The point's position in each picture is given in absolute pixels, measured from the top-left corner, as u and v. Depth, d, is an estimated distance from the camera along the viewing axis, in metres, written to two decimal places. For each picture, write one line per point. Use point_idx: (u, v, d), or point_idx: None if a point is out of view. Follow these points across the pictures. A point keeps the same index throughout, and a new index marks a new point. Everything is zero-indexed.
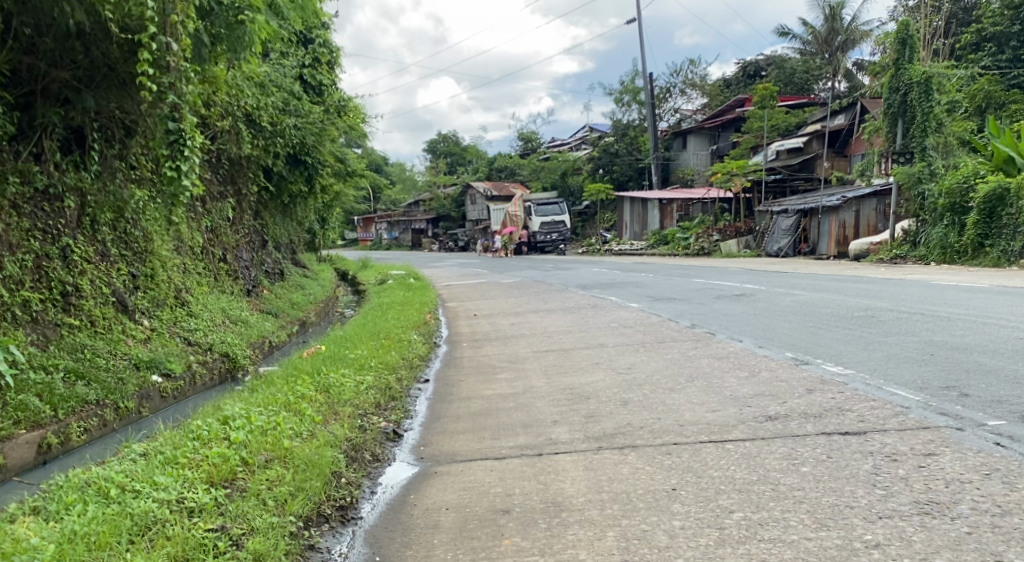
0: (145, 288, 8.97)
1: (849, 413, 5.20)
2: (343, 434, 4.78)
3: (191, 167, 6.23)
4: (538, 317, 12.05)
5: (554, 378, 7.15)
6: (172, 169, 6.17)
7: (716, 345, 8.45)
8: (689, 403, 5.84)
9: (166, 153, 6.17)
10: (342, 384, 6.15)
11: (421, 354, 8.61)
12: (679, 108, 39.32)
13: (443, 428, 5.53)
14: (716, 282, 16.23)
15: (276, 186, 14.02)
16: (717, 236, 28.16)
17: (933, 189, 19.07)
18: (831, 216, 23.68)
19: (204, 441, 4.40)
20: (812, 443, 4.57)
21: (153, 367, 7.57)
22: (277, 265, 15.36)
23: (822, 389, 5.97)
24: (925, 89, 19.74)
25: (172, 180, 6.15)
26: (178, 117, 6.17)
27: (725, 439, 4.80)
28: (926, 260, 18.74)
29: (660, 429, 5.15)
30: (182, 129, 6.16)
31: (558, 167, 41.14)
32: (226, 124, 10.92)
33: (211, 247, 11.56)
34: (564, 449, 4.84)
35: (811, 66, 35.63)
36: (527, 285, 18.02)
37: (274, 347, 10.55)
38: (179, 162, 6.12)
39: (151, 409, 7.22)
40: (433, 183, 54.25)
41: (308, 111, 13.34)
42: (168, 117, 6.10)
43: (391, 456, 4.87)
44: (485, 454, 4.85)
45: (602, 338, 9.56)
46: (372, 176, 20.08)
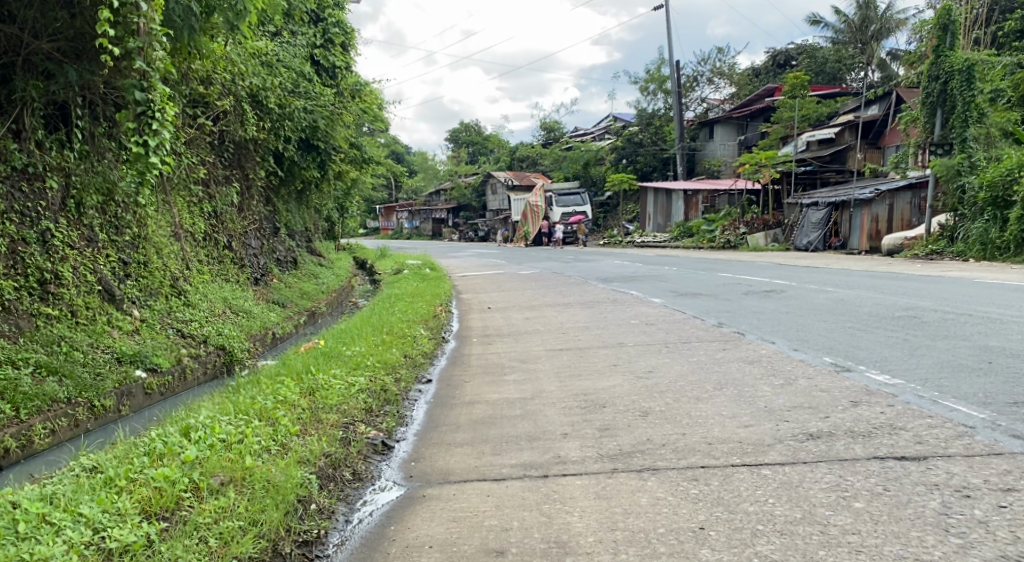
0: (137, 276, 8.41)
1: (904, 432, 4.53)
2: (319, 448, 4.18)
3: (160, 142, 5.64)
4: (554, 311, 11.43)
5: (567, 380, 6.53)
6: (138, 144, 5.58)
7: (746, 347, 7.78)
8: (717, 415, 5.19)
9: (134, 127, 5.58)
10: (332, 386, 5.55)
11: (426, 351, 8.00)
12: (706, 97, 38.41)
13: (439, 439, 4.92)
14: (742, 277, 15.50)
15: (288, 172, 13.48)
16: (744, 228, 27.25)
17: (972, 182, 18.24)
18: (863, 209, 22.70)
19: (156, 456, 3.83)
20: (863, 470, 3.91)
21: (137, 361, 7.00)
22: (290, 253, 14.81)
23: (868, 402, 5.29)
24: (967, 78, 18.73)
25: (140, 157, 5.58)
26: (148, 86, 5.62)
27: (760, 462, 4.14)
28: (963, 256, 17.85)
29: (685, 447, 4.50)
30: (152, 100, 5.59)
31: (580, 157, 40.40)
32: (228, 104, 10.30)
33: (215, 234, 11.02)
34: (573, 470, 4.21)
35: (843, 55, 34.74)
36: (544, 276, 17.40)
37: (278, 339, 9.96)
38: (146, 137, 5.53)
39: (133, 408, 6.64)
40: (454, 172, 53.63)
41: (319, 94, 12.69)
42: (137, 87, 5.52)
43: (375, 473, 4.27)
44: (483, 474, 4.24)
45: (621, 336, 8.92)
46: (390, 164, 19.50)
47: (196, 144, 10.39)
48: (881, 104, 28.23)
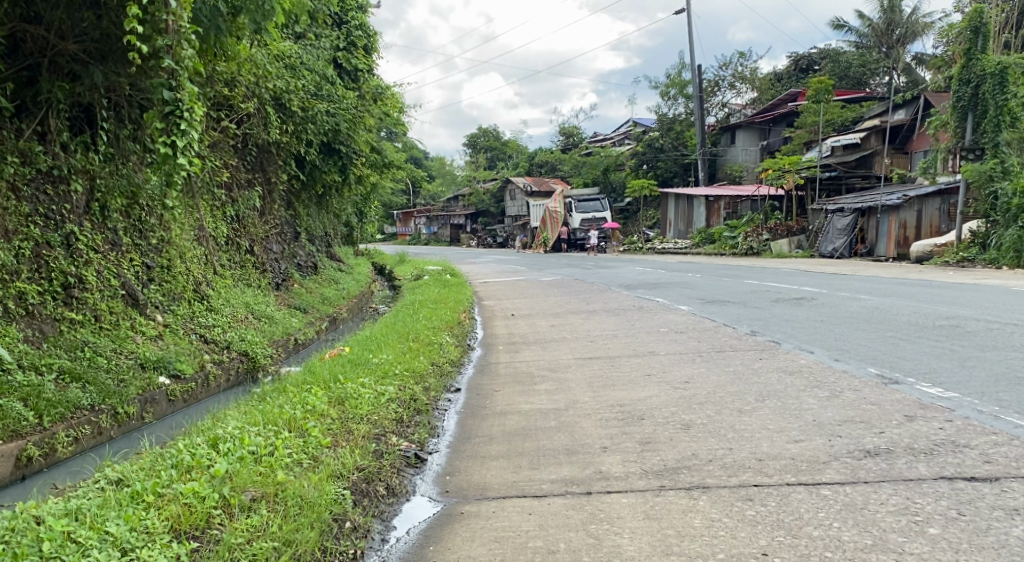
0: (160, 281, 8.28)
1: (969, 450, 4.31)
2: (353, 461, 3.99)
3: (189, 142, 5.50)
4: (580, 318, 11.20)
5: (601, 391, 6.31)
6: (165, 145, 5.42)
7: (784, 356, 7.53)
8: (763, 429, 4.94)
9: (161, 127, 5.44)
10: (360, 395, 5.36)
11: (452, 359, 7.79)
12: (727, 102, 38.04)
13: (473, 452, 4.72)
14: (770, 284, 15.18)
15: (310, 176, 13.36)
16: (767, 234, 26.72)
17: (1005, 188, 17.80)
18: (890, 215, 22.31)
19: (184, 469, 3.64)
20: (930, 492, 3.69)
21: (161, 367, 6.86)
22: (310, 257, 14.65)
23: (923, 417, 5.04)
24: (999, 81, 18.28)
25: (167, 158, 5.43)
26: (176, 86, 5.47)
27: (817, 481, 3.91)
28: (996, 264, 17.45)
29: (734, 464, 4.27)
30: (180, 100, 5.43)
31: (600, 163, 40.15)
32: (253, 107, 10.14)
33: (237, 239, 10.89)
34: (617, 486, 4.01)
35: (868, 60, 34.07)
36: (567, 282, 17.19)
37: (300, 345, 9.81)
38: (174, 137, 5.37)
39: (156, 415, 6.50)
40: (472, 178, 53.52)
41: (342, 98, 12.57)
42: (165, 86, 5.38)
43: (410, 488, 4.07)
44: (521, 489, 4.03)
45: (652, 344, 8.67)
46: (410, 169, 19.35)
47: (220, 148, 10.26)
48: (908, 108, 27.75)
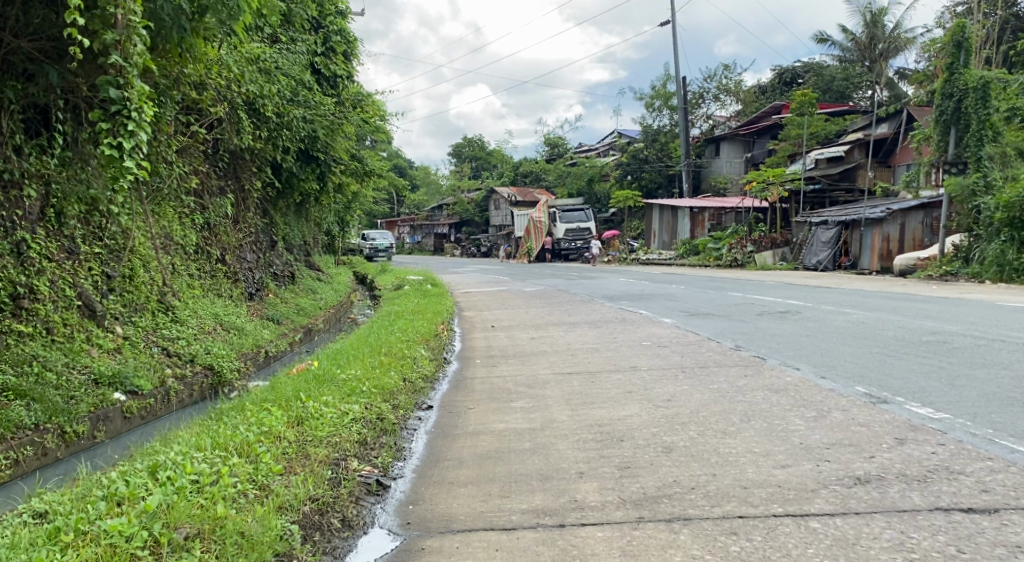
0: (122, 291, 7.91)
1: (965, 477, 4.06)
2: (305, 491, 3.72)
3: (136, 144, 5.21)
4: (561, 331, 10.91)
5: (579, 409, 6.02)
6: (110, 147, 5.14)
7: (769, 373, 7.27)
8: (748, 452, 4.68)
9: (107, 128, 5.13)
10: (322, 415, 5.05)
11: (427, 374, 7.49)
12: (711, 114, 38.01)
13: (440, 477, 4.43)
14: (754, 296, 14.97)
15: (286, 184, 13.05)
16: (751, 246, 26.61)
17: (988, 202, 17.74)
18: (873, 228, 22.20)
19: (114, 500, 3.32)
20: (927, 525, 3.43)
21: (117, 383, 6.49)
22: (287, 267, 14.28)
23: (915, 440, 4.79)
24: (981, 96, 18.19)
25: (112, 160, 5.14)
26: (124, 85, 5.17)
27: (806, 512, 3.65)
28: (979, 278, 17.37)
29: (718, 492, 4.00)
30: (129, 99, 5.12)
31: (585, 174, 40.05)
32: (222, 112, 9.63)
33: (207, 247, 10.55)
34: (593, 517, 3.73)
35: (851, 74, 34.37)
36: (549, 292, 16.94)
37: (272, 357, 9.48)
38: (120, 139, 5.08)
39: (110, 434, 6.16)
40: (457, 188, 53.31)
41: (319, 104, 12.29)
42: (111, 84, 5.07)
43: (368, 519, 3.78)
44: (489, 520, 3.75)
45: (633, 358, 8.41)
46: (392, 177, 19.05)
47: (189, 154, 9.91)
48: (891, 123, 27.76)
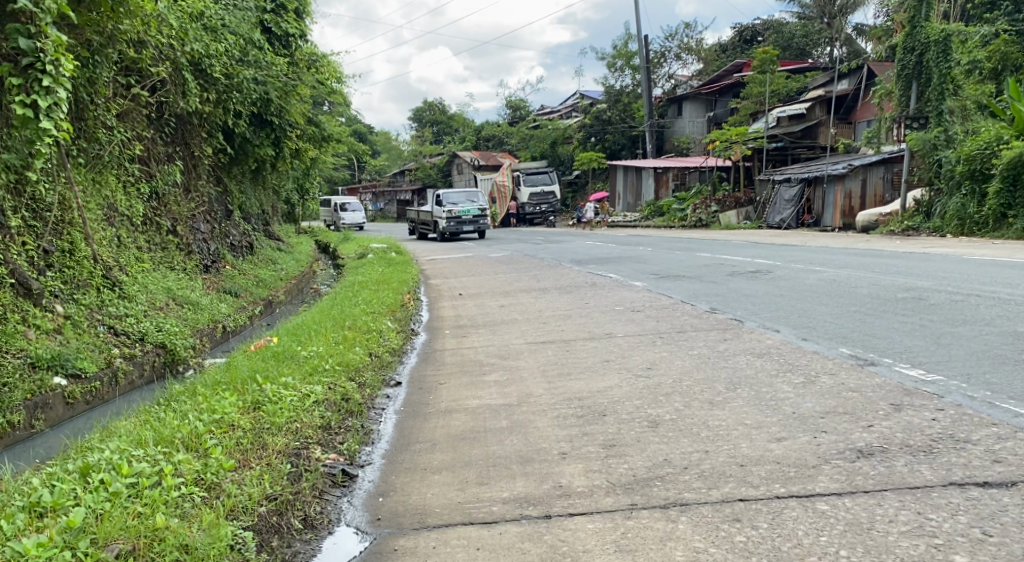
0: (61, 267, 7.40)
1: (973, 446, 3.81)
2: (260, 490, 3.34)
3: (54, 101, 4.73)
4: (531, 297, 10.56)
5: (556, 381, 5.70)
6: (24, 105, 4.64)
7: (748, 337, 7.00)
8: (740, 425, 4.39)
9: (19, 82, 4.62)
10: (281, 399, 4.64)
11: (394, 347, 7.11)
12: (673, 74, 37.59)
13: (412, 462, 4.07)
14: (723, 256, 14.78)
15: (240, 150, 12.47)
16: (715, 207, 26.53)
17: (949, 156, 17.68)
18: (836, 184, 22.13)
19: (35, 512, 2.92)
20: (944, 504, 3.17)
21: (57, 366, 6.01)
22: (244, 237, 13.68)
23: (912, 406, 4.55)
24: (943, 49, 17.96)
25: (28, 120, 4.67)
26: (36, 33, 4.66)
27: (812, 492, 3.37)
28: (941, 232, 17.40)
29: (713, 472, 3.70)
30: (43, 48, 4.61)
31: (547, 136, 39.50)
32: (164, 72, 8.87)
33: (157, 218, 9.99)
34: (581, 505, 3.41)
35: (811, 30, 34.04)
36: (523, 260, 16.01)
37: (229, 333, 9.00)
38: (36, 96, 4.58)
39: (51, 422, 5.70)
40: (418, 153, 52.45)
41: (270, 64, 11.76)
42: (21, 32, 4.58)
43: (333, 516, 3.42)
44: (467, 513, 3.40)
45: (608, 325, 8.09)
46: (351, 142, 18.41)
47: (130, 118, 9.28)
48: (851, 79, 27.59)
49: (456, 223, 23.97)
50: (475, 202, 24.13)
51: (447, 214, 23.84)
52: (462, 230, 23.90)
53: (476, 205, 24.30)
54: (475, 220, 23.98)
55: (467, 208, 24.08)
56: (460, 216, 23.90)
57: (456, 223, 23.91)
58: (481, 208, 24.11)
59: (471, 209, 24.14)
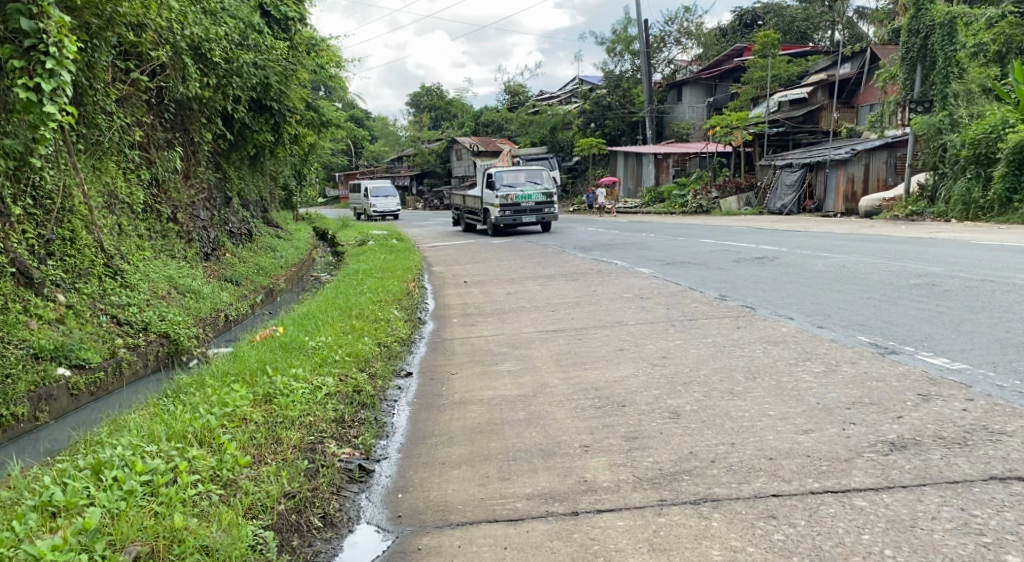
0: (62, 255, 7.25)
1: (1008, 438, 3.71)
2: (278, 487, 3.22)
3: (58, 86, 4.60)
4: (537, 285, 10.43)
5: (570, 371, 5.59)
6: (27, 89, 4.50)
7: (762, 324, 6.88)
8: (764, 416, 4.28)
9: (19, 65, 4.48)
10: (292, 391, 4.52)
11: (402, 336, 6.99)
12: (673, 58, 37.40)
13: (430, 457, 3.95)
14: (727, 242, 14.64)
15: (238, 136, 12.39)
16: (716, 192, 26.40)
17: (954, 140, 17.54)
18: (838, 169, 21.99)
19: (47, 512, 2.80)
20: (988, 500, 3.07)
21: (60, 357, 5.88)
22: (244, 224, 13.48)
23: (940, 396, 4.44)
24: (948, 32, 17.78)
25: (30, 104, 4.53)
26: (38, 14, 4.52)
27: (848, 487, 3.26)
28: (945, 217, 17.30)
29: (742, 465, 3.59)
30: (44, 31, 4.46)
31: (547, 122, 39.26)
32: (164, 56, 8.68)
33: (157, 205, 9.83)
34: (608, 500, 3.31)
35: (812, 14, 33.90)
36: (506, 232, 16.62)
37: (232, 322, 8.85)
38: (39, 80, 4.44)
39: (55, 414, 5.58)
40: (416, 139, 52.15)
41: (272, 48, 11.60)
42: (22, 13, 4.43)
43: (353, 514, 3.32)
44: (491, 510, 3.30)
45: (617, 313, 7.96)
46: (350, 128, 18.23)
47: (130, 103, 9.11)
48: (854, 63, 27.39)
49: (514, 213, 18.46)
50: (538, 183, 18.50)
51: (501, 201, 18.29)
52: (520, 223, 18.03)
53: (537, 186, 18.61)
54: (537, 208, 18.12)
55: (527, 191, 18.47)
56: (517, 205, 18.23)
57: (512, 215, 18.11)
58: (545, 192, 18.62)
59: (533, 191, 18.52)
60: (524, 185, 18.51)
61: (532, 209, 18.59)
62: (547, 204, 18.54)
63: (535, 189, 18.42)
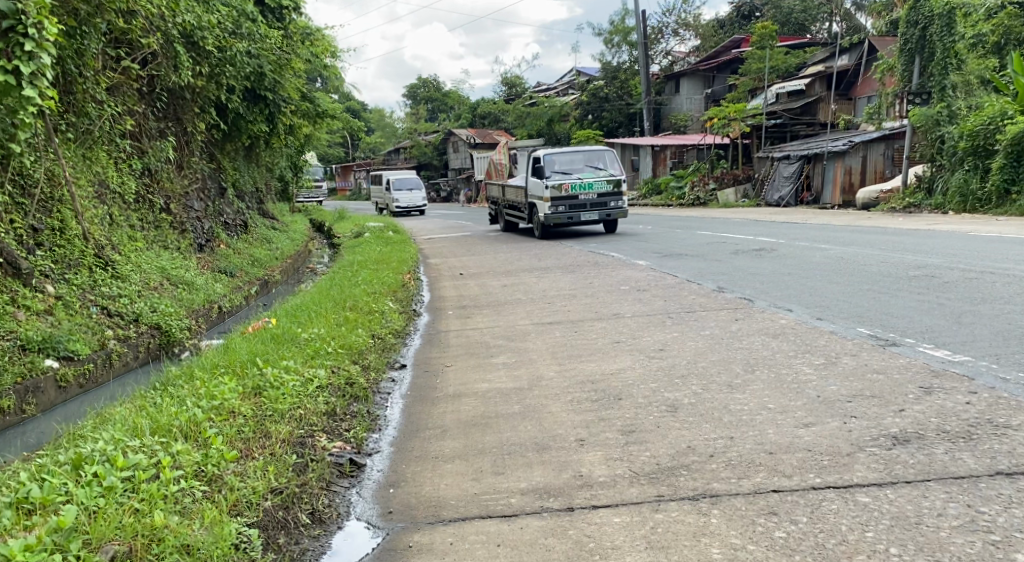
0: (51, 246, 7.12)
1: (1014, 432, 3.63)
2: (264, 483, 3.14)
3: (37, 69, 4.51)
4: (534, 277, 10.33)
5: (566, 363, 5.50)
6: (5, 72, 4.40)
7: (761, 316, 6.80)
8: (763, 409, 4.20)
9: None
10: (282, 383, 4.43)
11: (396, 328, 6.90)
12: (670, 50, 37.20)
13: (422, 451, 3.86)
14: (724, 234, 14.55)
15: (232, 126, 12.26)
16: (713, 184, 26.37)
17: (952, 131, 17.44)
18: (836, 161, 21.90)
19: (23, 509, 2.71)
20: (994, 496, 3.00)
21: (47, 348, 5.78)
22: (240, 216, 13.35)
23: (943, 389, 4.35)
24: (947, 22, 17.51)
25: (10, 89, 4.43)
26: None
27: (850, 482, 3.18)
28: (942, 209, 17.21)
29: (742, 459, 3.51)
30: (23, 12, 4.36)
31: (544, 114, 39.10)
32: (154, 44, 8.55)
33: (150, 195, 9.71)
34: (604, 496, 3.23)
35: (810, 5, 33.72)
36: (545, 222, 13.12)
37: (225, 313, 8.75)
38: (18, 64, 4.35)
39: (42, 407, 5.47)
40: (413, 131, 51.97)
41: (266, 37, 11.46)
42: None
43: (343, 510, 3.23)
44: (484, 506, 3.21)
45: (614, 305, 7.87)
46: (346, 119, 18.09)
47: (121, 92, 8.99)
48: (851, 54, 27.19)
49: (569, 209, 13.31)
50: (602, 169, 13.43)
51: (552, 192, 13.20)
52: (577, 224, 13.25)
53: (600, 172, 13.53)
54: (600, 201, 13.39)
55: (587, 180, 13.32)
56: (572, 199, 13.17)
57: (567, 211, 13.16)
58: (613, 181, 13.35)
59: (597, 180, 13.18)
60: (583, 172, 13.43)
61: (593, 203, 13.37)
62: (614, 196, 13.28)
63: (603, 178, 13.13)
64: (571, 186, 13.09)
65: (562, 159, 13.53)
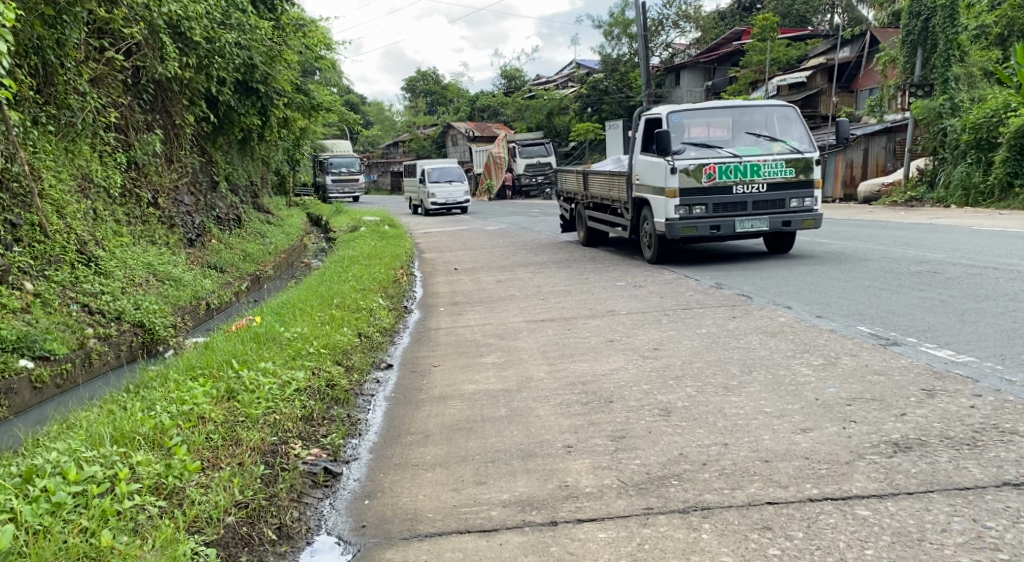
0: (30, 242, 6.92)
1: (1021, 438, 3.45)
2: (227, 496, 2.97)
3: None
4: (529, 272, 10.13)
5: (557, 363, 5.32)
6: None
7: (760, 314, 6.61)
8: (759, 414, 4.02)
9: None
10: (259, 386, 4.26)
11: (385, 326, 6.72)
12: (671, 42, 36.87)
13: (402, 459, 3.69)
14: None
15: (223, 119, 12.03)
16: None
17: (954, 124, 17.24)
18: (837, 155, 21.55)
19: None
20: (1002, 509, 2.82)
21: (23, 348, 5.61)
22: (233, 210, 13.13)
23: (946, 392, 4.18)
24: (950, 14, 17.31)
25: None
26: None
27: (849, 494, 3.01)
28: (945, 202, 17.00)
29: (735, 467, 3.34)
30: None
31: (543, 107, 38.83)
32: (137, 34, 8.34)
33: (137, 190, 9.52)
34: (588, 508, 3.06)
35: None
36: (670, 231, 8.40)
37: (213, 310, 8.56)
38: None
39: (17, 409, 5.29)
40: (412, 124, 51.67)
41: (256, 28, 11.23)
42: None
43: (313, 524, 3.07)
44: (462, 519, 3.04)
45: (609, 302, 7.68)
46: (342, 112, 17.84)
47: (105, 84, 8.78)
48: (852, 46, 26.99)
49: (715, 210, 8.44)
50: (772, 141, 8.58)
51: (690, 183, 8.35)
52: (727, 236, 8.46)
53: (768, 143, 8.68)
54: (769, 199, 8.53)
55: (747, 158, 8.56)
56: (721, 194, 8.39)
57: (709, 214, 8.38)
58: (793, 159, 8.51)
59: (766, 164, 8.40)
60: (739, 143, 8.62)
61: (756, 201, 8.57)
62: (794, 190, 8.52)
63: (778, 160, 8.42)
64: (719, 172, 8.36)
65: (704, 123, 8.72)
